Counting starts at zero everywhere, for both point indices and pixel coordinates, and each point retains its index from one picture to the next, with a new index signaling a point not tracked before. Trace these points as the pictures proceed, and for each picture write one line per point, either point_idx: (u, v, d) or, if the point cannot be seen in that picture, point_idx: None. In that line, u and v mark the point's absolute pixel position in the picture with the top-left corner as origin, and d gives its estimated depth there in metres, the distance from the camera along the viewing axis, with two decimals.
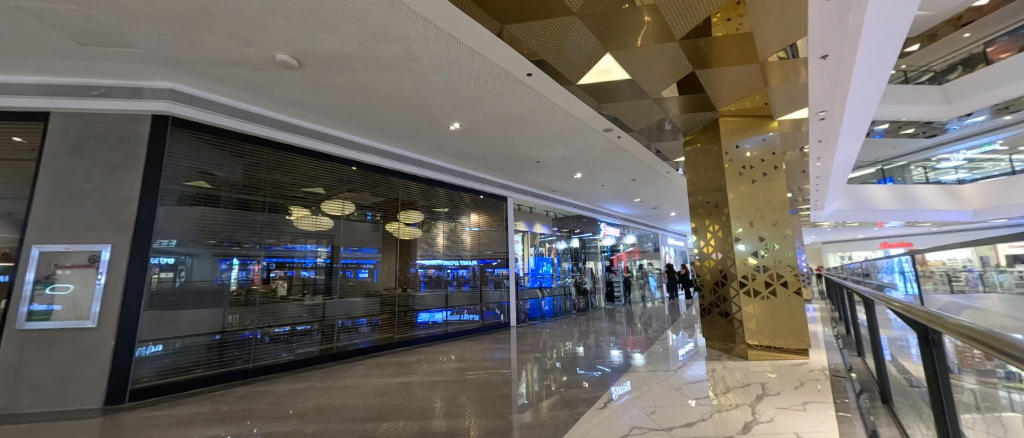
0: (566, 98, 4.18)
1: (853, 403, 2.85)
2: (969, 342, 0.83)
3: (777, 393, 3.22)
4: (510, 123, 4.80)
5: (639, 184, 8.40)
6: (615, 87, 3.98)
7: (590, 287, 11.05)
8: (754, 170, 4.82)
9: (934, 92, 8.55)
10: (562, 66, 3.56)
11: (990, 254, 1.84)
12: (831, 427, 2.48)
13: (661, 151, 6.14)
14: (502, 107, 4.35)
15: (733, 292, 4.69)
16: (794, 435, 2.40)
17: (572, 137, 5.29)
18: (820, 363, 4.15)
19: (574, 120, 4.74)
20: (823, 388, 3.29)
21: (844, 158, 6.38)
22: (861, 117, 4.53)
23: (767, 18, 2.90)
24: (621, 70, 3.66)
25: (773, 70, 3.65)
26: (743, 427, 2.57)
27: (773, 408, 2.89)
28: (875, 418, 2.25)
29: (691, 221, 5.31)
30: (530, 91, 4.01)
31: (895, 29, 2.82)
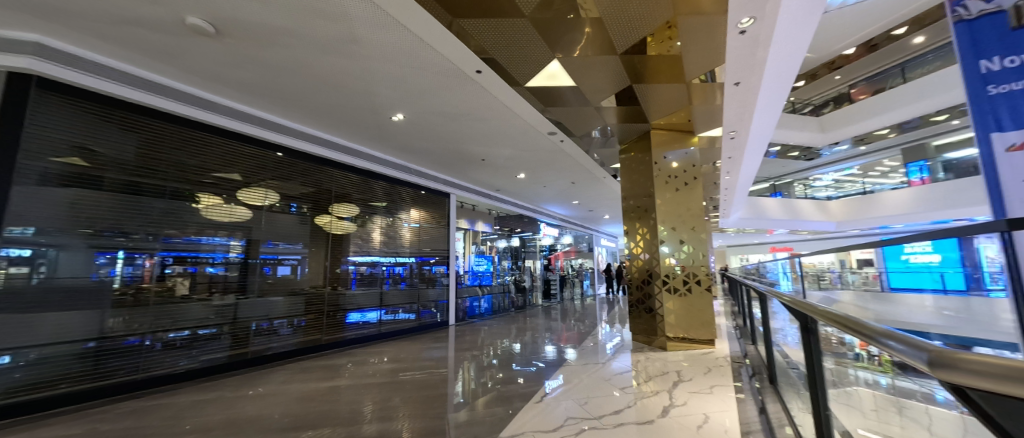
0: (513, 99, 4.23)
1: (747, 384, 3.32)
2: (841, 327, 0.97)
3: (689, 379, 3.60)
4: (456, 118, 4.71)
5: (578, 187, 8.81)
6: (559, 92, 4.12)
7: (528, 285, 11.30)
8: (678, 179, 5.35)
9: (814, 123, 10.10)
10: (511, 66, 3.59)
11: (846, 259, 2.26)
12: (731, 406, 2.86)
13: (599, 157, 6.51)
14: (447, 102, 4.26)
15: (657, 290, 5.13)
16: (703, 415, 2.71)
17: (518, 137, 5.36)
18: (723, 351, 4.73)
19: (521, 121, 4.81)
20: (726, 373, 3.76)
21: (747, 173, 7.32)
22: (761, 139, 5.21)
23: (694, 44, 3.22)
24: (567, 76, 3.80)
25: (695, 91, 4.07)
26: (662, 411, 2.84)
27: (686, 393, 3.23)
28: (766, 397, 2.65)
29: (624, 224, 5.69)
30: (478, 88, 3.99)
31: (790, 66, 3.31)
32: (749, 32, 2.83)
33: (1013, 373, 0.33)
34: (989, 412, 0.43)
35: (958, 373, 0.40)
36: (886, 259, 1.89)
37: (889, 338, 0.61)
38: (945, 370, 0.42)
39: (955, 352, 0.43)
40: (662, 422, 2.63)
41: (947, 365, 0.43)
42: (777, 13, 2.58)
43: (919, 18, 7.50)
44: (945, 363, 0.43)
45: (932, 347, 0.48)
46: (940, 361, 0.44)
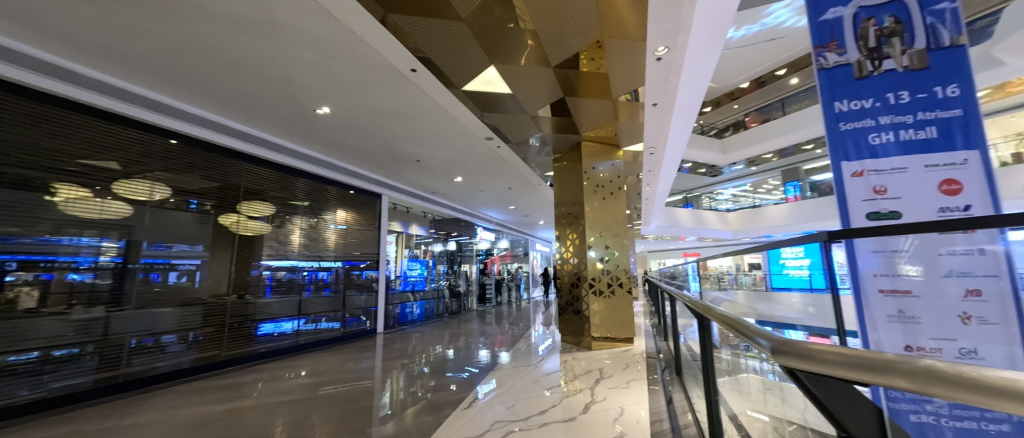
0: (450, 102, 4.18)
1: (659, 377, 3.66)
2: (727, 325, 1.13)
3: (610, 375, 3.86)
4: (388, 116, 4.52)
5: (515, 193, 8.99)
6: (496, 98, 4.18)
7: (463, 290, 11.17)
8: (605, 189, 5.69)
9: (718, 145, 11.58)
10: (447, 68, 3.57)
11: (741, 263, 2.62)
12: (643, 398, 3.13)
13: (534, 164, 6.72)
14: (379, 99, 4.07)
15: (584, 293, 5.42)
16: (619, 409, 2.93)
17: (455, 140, 5.32)
18: (641, 348, 5.15)
19: (458, 125, 4.77)
20: (642, 368, 4.11)
21: (664, 187, 8.09)
22: (675, 156, 5.82)
23: (620, 65, 3.50)
24: (503, 83, 3.88)
25: (621, 107, 4.41)
26: (584, 408, 3.00)
27: (607, 388, 3.45)
28: (671, 387, 2.96)
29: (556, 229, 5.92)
30: (413, 87, 3.80)
31: (697, 94, 3.76)
32: (664, 60, 3.16)
33: (844, 359, 0.42)
34: (817, 391, 0.55)
35: (801, 358, 0.51)
36: (769, 265, 2.21)
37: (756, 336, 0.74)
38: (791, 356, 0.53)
39: (800, 345, 0.54)
40: (584, 418, 2.77)
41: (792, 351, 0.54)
42: (686, 45, 2.90)
43: (795, 63, 9.05)
44: (793, 349, 0.53)
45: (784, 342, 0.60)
46: (787, 350, 0.55)
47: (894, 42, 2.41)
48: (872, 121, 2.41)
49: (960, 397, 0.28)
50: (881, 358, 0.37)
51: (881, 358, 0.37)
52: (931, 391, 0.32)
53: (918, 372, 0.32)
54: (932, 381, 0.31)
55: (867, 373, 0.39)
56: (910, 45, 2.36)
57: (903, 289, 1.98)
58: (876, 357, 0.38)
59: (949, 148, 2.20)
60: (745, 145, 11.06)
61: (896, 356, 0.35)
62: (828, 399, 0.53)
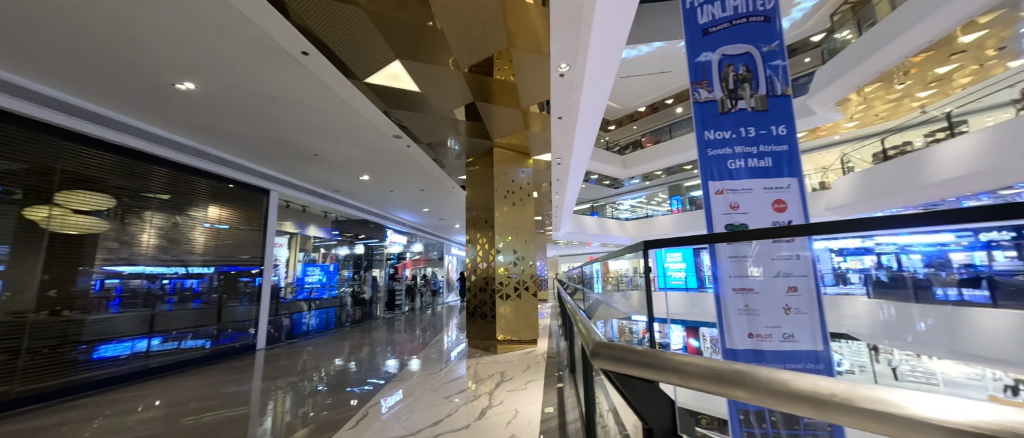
0: (351, 94, 3.89)
1: (555, 376, 3.88)
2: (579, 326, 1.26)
3: (511, 378, 3.97)
4: (275, 102, 4.02)
5: (428, 195, 8.77)
6: (403, 94, 4.01)
7: (370, 297, 10.42)
8: (514, 195, 5.90)
9: (619, 161, 12.89)
10: (346, 56, 3.30)
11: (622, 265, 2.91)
12: (537, 398, 3.29)
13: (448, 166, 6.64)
14: (262, 81, 3.60)
15: (492, 297, 5.49)
16: (513, 411, 3.02)
17: (359, 136, 4.97)
18: (544, 349, 5.38)
19: (360, 119, 4.44)
20: (541, 368, 4.31)
21: (571, 197, 8.58)
22: (578, 170, 6.19)
23: (526, 75, 3.66)
24: (409, 79, 3.76)
25: (531, 117, 4.67)
26: (480, 413, 3.02)
27: (505, 391, 3.53)
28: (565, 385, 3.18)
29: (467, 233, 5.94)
30: (304, 71, 3.47)
31: (596, 113, 3.97)
32: (566, 77, 3.23)
33: (716, 375, 0.50)
34: (625, 388, 0.75)
35: (668, 372, 0.58)
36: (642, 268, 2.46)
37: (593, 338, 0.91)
38: (650, 370, 0.61)
39: (652, 357, 0.63)
40: (478, 425, 2.78)
41: (625, 359, 0.68)
42: (584, 63, 3.00)
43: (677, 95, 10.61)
44: (654, 362, 0.61)
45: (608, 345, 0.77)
46: (612, 356, 0.72)
47: (746, 86, 2.96)
48: (730, 149, 2.90)
49: (843, 414, 0.35)
50: (755, 377, 0.45)
51: (754, 378, 0.45)
52: (802, 409, 0.39)
53: (795, 396, 0.40)
54: (811, 403, 0.38)
55: (737, 389, 0.47)
56: (756, 91, 2.93)
57: (750, 288, 2.35)
58: (747, 377, 0.46)
59: (778, 175, 2.80)
60: (643, 161, 12.48)
61: (769, 377, 0.43)
62: (633, 395, 0.74)
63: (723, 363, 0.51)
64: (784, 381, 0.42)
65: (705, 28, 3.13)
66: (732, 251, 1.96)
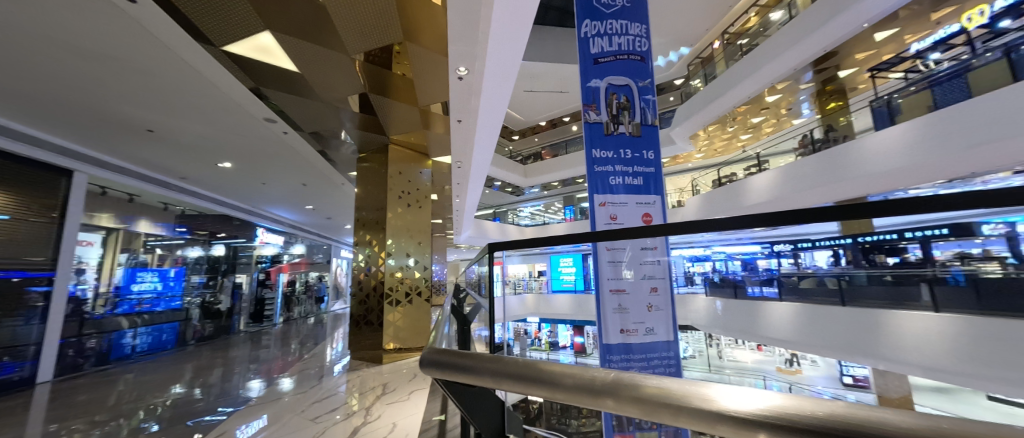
0: (205, 61, 3.25)
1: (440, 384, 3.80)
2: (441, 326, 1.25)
3: (393, 389, 3.74)
4: (84, 56, 3.12)
5: (311, 190, 7.88)
6: (280, 72, 3.53)
7: (231, 307, 8.81)
8: (410, 196, 5.67)
9: (521, 170, 13.54)
10: (199, 16, 2.74)
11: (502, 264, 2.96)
12: (419, 408, 3.19)
13: (335, 160, 6.02)
14: (62, 24, 2.75)
15: (379, 304, 5.11)
16: (390, 425, 2.85)
17: (216, 114, 4.20)
18: None
19: (218, 93, 3.77)
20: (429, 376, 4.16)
21: (472, 202, 8.61)
22: (478, 175, 6.22)
23: (425, 73, 3.56)
24: (286, 57, 3.32)
25: (432, 117, 4.57)
26: (352, 431, 2.78)
27: (384, 405, 3.31)
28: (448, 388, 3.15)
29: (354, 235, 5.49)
30: (131, 21, 2.75)
31: (495, 121, 4.11)
32: (465, 80, 3.24)
33: (586, 385, 0.49)
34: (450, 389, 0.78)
35: (530, 383, 0.55)
36: None
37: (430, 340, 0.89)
38: (516, 382, 0.56)
39: (514, 364, 0.60)
40: None
41: (450, 364, 0.67)
42: (482, 70, 3.04)
43: None
44: (517, 371, 0.57)
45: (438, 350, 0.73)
46: (437, 363, 0.69)
47: (625, 114, 3.40)
48: (611, 167, 3.28)
49: (698, 418, 0.39)
50: (619, 384, 0.47)
51: (622, 386, 0.47)
52: (666, 415, 0.42)
53: (662, 402, 0.42)
54: (676, 408, 0.41)
55: (604, 398, 0.48)
56: (633, 118, 3.40)
57: (622, 289, 2.64)
58: (613, 385, 0.48)
59: (645, 192, 3.28)
60: (541, 172, 13.36)
61: (632, 384, 0.46)
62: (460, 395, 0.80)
63: (593, 372, 0.52)
64: (643, 387, 0.45)
65: (596, 58, 3.47)
66: (610, 258, 2.00)
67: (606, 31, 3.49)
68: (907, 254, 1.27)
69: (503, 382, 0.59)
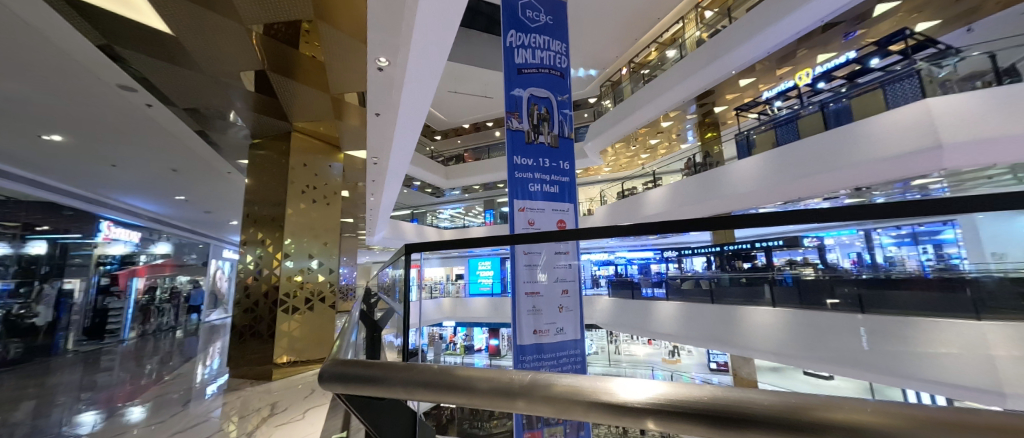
0: None
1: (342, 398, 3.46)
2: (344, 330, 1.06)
3: (283, 409, 3.27)
4: None
5: (184, 178, 6.64)
6: (149, 32, 2.91)
7: (57, 321, 6.90)
8: (316, 192, 5.10)
9: (442, 171, 13.29)
10: None
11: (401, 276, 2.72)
12: (317, 427, 2.87)
13: (220, 143, 5.13)
14: None
15: (270, 313, 4.49)
16: None
17: (42, 69, 3.39)
18: None
19: (45, 41, 3.04)
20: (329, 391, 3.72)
21: (388, 201, 8.12)
22: (397, 172, 5.89)
23: (340, 59, 3.27)
24: (156, 14, 2.74)
25: (346, 107, 4.21)
26: None
27: (271, 427, 2.90)
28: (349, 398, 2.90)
29: (241, 233, 4.74)
30: None
31: (416, 119, 3.96)
32: (385, 72, 3.04)
33: (499, 387, 0.48)
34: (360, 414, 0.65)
35: (440, 389, 0.53)
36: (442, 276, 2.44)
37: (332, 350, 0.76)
38: (429, 389, 0.53)
39: (422, 370, 0.56)
40: None
41: (359, 377, 0.58)
42: (405, 64, 2.90)
43: None
44: (430, 378, 0.53)
45: (343, 362, 0.62)
46: (342, 376, 0.59)
47: (544, 125, 3.57)
48: (530, 174, 3.40)
49: (602, 413, 0.42)
50: (531, 385, 0.47)
51: (531, 386, 0.47)
52: (576, 410, 0.44)
53: (574, 399, 0.44)
54: (585, 404, 0.43)
55: (515, 399, 0.48)
56: (551, 130, 3.58)
57: (536, 291, 2.74)
58: (525, 386, 0.47)
59: (561, 200, 3.49)
60: (462, 175, 13.29)
61: (544, 383, 0.46)
62: (369, 413, 0.67)
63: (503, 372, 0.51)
64: (553, 386, 0.46)
65: (520, 68, 3.55)
66: (527, 262, 2.06)
67: (530, 44, 3.61)
68: (757, 261, 1.57)
69: (417, 391, 0.54)
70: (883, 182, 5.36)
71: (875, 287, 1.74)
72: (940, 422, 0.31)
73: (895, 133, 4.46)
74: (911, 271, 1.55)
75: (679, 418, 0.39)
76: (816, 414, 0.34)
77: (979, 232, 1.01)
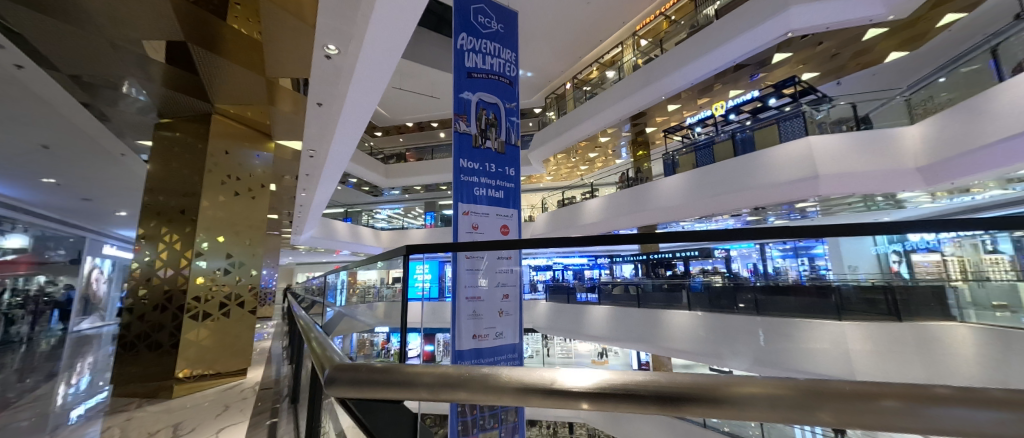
0: None
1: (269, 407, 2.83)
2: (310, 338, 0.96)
3: (190, 430, 2.68)
4: None
5: (56, 157, 5.51)
6: None
7: None
8: (239, 183, 4.57)
9: (382, 170, 12.70)
10: None
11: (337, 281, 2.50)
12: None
13: (111, 118, 4.35)
14: None
15: (174, 320, 3.91)
16: None
17: None
18: (254, 378, 4.02)
19: None
20: (247, 405, 3.08)
21: (321, 197, 7.53)
22: (336, 167, 5.51)
23: (278, 40, 2.99)
24: None
25: (279, 93, 3.86)
26: None
27: None
28: (274, 411, 2.63)
29: (138, 228, 4.03)
30: None
31: (361, 114, 3.75)
32: (333, 61, 2.85)
33: (442, 380, 0.48)
34: (365, 419, 0.56)
35: (389, 386, 0.51)
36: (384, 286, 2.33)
37: (323, 355, 0.68)
38: (378, 387, 0.51)
39: (369, 369, 0.55)
40: None
41: (335, 379, 0.54)
42: (357, 54, 2.76)
43: None
44: (389, 379, 0.51)
45: (353, 365, 0.56)
46: (348, 380, 0.53)
47: (492, 130, 3.61)
48: (476, 178, 3.41)
49: (546, 400, 0.44)
50: (476, 376, 0.48)
51: (474, 377, 0.48)
52: (520, 398, 0.45)
53: (519, 389, 0.45)
54: (534, 394, 0.45)
55: (460, 390, 0.48)
56: (498, 135, 3.64)
57: (478, 296, 2.69)
58: (471, 377, 0.48)
59: (506, 206, 3.55)
60: (404, 174, 12.83)
61: (493, 375, 0.47)
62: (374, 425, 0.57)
63: (451, 367, 0.51)
64: (500, 377, 0.47)
65: (469, 72, 3.55)
66: (469, 266, 2.05)
67: (481, 49, 3.64)
68: (677, 268, 1.74)
69: (367, 389, 0.52)
70: (776, 205, 6.31)
71: (769, 293, 1.97)
72: (828, 393, 0.39)
73: (787, 164, 5.29)
74: (793, 280, 1.83)
75: (613, 400, 0.43)
76: (731, 389, 0.40)
77: (841, 248, 1.21)
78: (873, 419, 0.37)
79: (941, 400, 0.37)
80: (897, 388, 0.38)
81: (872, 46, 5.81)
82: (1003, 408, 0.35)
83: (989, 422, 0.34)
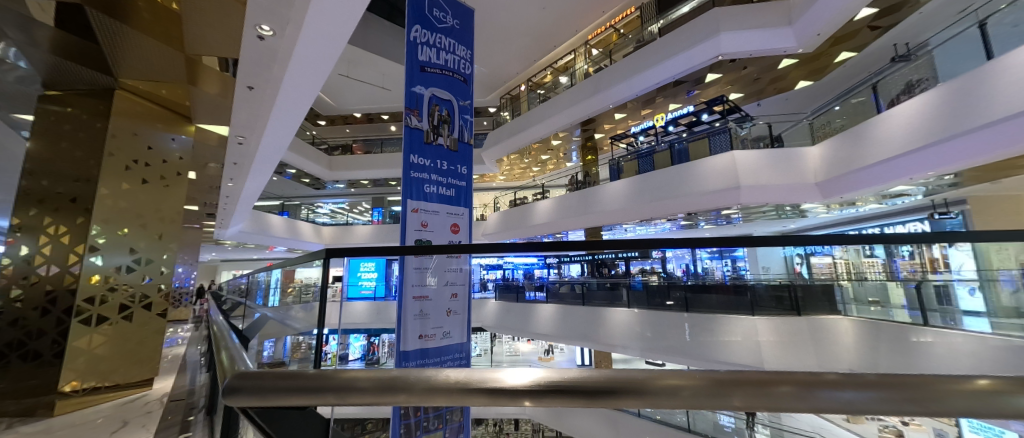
0: None
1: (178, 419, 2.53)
2: (226, 347, 0.84)
3: None
4: None
5: None
6: None
7: None
8: (147, 169, 4.02)
9: (324, 161, 11.89)
10: None
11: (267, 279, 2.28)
12: None
13: None
14: None
15: (60, 326, 3.35)
16: None
17: None
18: (163, 388, 3.54)
19: None
20: (152, 420, 2.71)
21: (253, 189, 6.87)
22: (271, 156, 5.05)
23: (201, 14, 2.68)
24: None
25: (202, 72, 3.46)
26: None
27: None
28: (183, 423, 2.35)
29: (12, 215, 3.33)
30: None
31: (300, 100, 3.49)
32: (267, 42, 2.62)
33: (380, 385, 0.46)
34: (266, 426, 0.52)
35: (307, 394, 0.47)
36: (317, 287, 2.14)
37: (228, 366, 0.63)
38: (292, 397, 0.48)
39: (298, 378, 0.51)
40: None
41: (244, 390, 0.49)
42: (295, 36, 2.56)
43: None
44: (300, 384, 0.48)
45: (257, 373, 0.52)
46: (254, 388, 0.49)
47: (444, 127, 3.55)
48: (427, 175, 3.32)
49: (487, 399, 0.44)
50: (417, 379, 0.47)
51: (415, 380, 0.47)
52: (459, 398, 0.46)
53: (463, 389, 0.45)
54: (478, 393, 0.45)
55: (399, 394, 0.47)
56: (451, 133, 3.59)
57: (424, 295, 2.61)
58: (411, 380, 0.47)
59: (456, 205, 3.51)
60: (349, 168, 12.12)
61: (433, 377, 0.47)
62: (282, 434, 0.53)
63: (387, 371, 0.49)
64: (439, 378, 0.47)
65: (422, 65, 3.44)
66: (415, 264, 2.00)
67: (434, 43, 3.55)
68: (619, 268, 1.84)
69: (291, 398, 0.48)
70: (706, 211, 6.91)
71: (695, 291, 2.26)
72: (736, 381, 0.44)
73: (714, 176, 5.85)
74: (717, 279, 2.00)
75: (554, 397, 0.44)
76: (655, 382, 0.44)
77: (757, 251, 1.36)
78: (774, 402, 0.43)
79: (828, 384, 0.43)
80: (796, 375, 0.44)
81: (786, 74, 6.60)
82: (875, 388, 0.43)
83: (861, 401, 0.42)
